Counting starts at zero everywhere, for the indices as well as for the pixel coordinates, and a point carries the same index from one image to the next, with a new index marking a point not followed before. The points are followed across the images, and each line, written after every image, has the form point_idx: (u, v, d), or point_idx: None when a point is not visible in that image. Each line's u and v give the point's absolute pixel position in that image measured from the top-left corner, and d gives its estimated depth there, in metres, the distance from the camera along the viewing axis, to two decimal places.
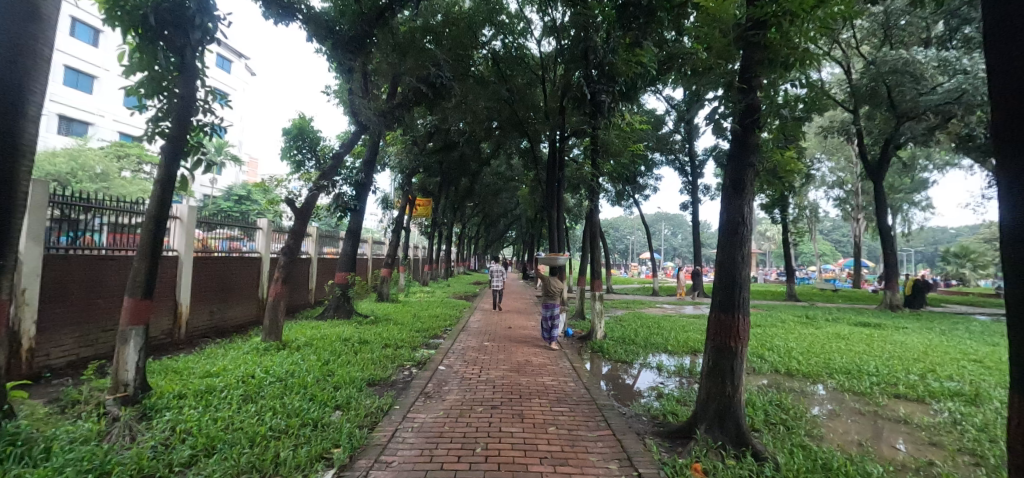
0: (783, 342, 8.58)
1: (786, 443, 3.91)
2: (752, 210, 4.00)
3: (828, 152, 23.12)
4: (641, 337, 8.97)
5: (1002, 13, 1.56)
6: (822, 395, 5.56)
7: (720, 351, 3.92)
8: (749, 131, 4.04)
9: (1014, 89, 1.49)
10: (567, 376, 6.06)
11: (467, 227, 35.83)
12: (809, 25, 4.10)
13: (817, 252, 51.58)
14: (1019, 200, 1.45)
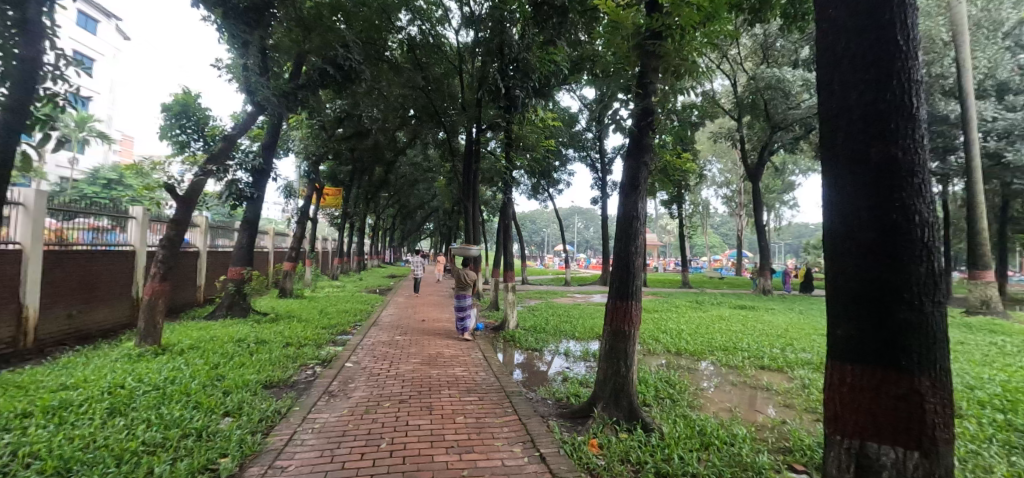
0: (675, 324, 9.48)
1: (672, 414, 4.34)
2: (645, 206, 4.34)
3: (718, 155, 25.75)
4: (551, 325, 9.35)
5: (826, 44, 1.85)
6: (705, 371, 6.25)
7: (616, 335, 4.23)
8: (645, 133, 4.37)
9: (831, 108, 1.79)
10: (478, 366, 6.15)
11: (381, 219, 34.54)
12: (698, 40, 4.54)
13: (708, 245, 57.40)
14: (831, 198, 1.74)
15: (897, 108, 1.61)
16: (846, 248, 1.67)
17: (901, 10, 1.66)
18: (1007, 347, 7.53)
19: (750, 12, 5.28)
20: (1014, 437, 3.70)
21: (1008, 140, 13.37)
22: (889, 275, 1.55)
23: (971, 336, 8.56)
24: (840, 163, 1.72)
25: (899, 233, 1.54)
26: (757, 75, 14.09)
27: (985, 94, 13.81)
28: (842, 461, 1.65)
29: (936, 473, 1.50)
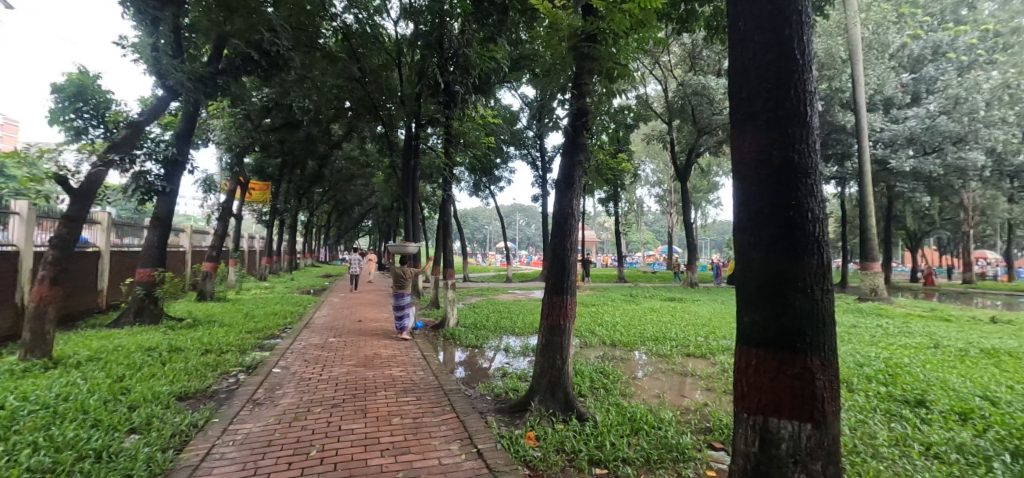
0: (611, 317, 9.86)
1: (606, 403, 4.51)
2: (580, 203, 4.47)
3: (651, 156, 27.02)
4: (492, 322, 9.39)
5: (735, 54, 1.99)
6: (637, 360, 6.56)
7: (552, 329, 4.32)
8: (579, 132, 4.49)
9: (740, 114, 1.93)
10: (416, 366, 6.05)
11: (315, 216, 32.92)
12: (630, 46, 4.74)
13: (642, 241, 60.27)
14: (741, 197, 1.87)
15: (794, 115, 1.78)
16: (751, 242, 1.82)
17: (797, 27, 1.84)
18: (891, 329, 8.56)
19: (678, 22, 5.58)
20: (893, 406, 4.23)
21: (892, 148, 15.21)
22: (787, 266, 1.71)
23: (864, 320, 9.66)
24: (745, 165, 1.87)
25: (797, 229, 1.71)
26: (686, 82, 14.95)
27: (875, 107, 15.58)
28: (748, 436, 1.81)
29: (825, 441, 1.69)
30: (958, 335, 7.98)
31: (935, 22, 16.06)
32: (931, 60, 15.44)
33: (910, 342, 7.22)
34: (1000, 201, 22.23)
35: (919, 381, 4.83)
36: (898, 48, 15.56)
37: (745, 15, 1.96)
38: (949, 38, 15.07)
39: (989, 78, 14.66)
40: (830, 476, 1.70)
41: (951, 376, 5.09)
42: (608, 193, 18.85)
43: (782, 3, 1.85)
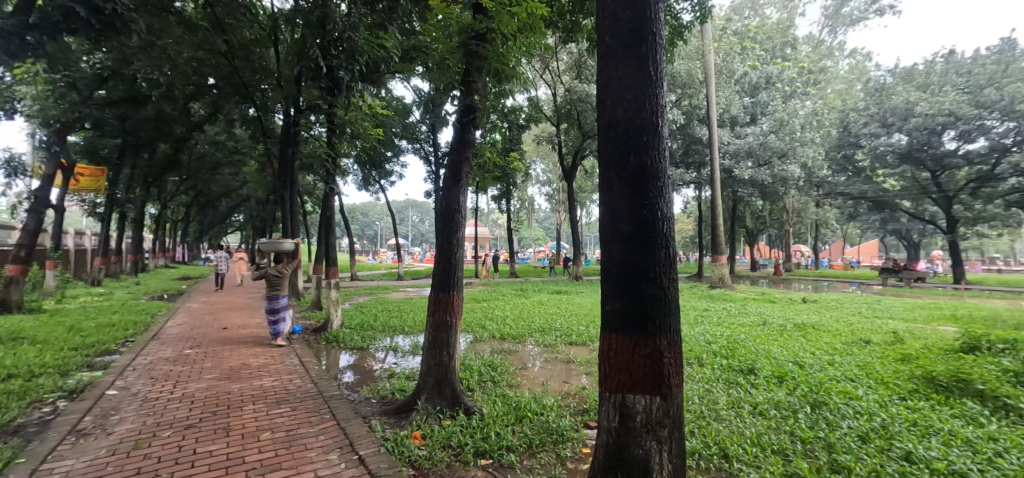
0: (501, 311, 10.09)
1: (492, 395, 4.62)
2: (467, 199, 4.48)
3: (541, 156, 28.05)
4: (379, 322, 9.02)
5: (604, 65, 2.16)
6: (524, 351, 6.82)
7: (438, 325, 4.29)
8: (467, 129, 4.49)
9: (606, 121, 2.10)
10: (292, 374, 5.58)
11: (171, 209, 28.56)
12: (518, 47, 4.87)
13: (533, 237, 62.57)
14: (607, 196, 2.04)
15: (648, 125, 2.00)
16: (612, 237, 2.01)
17: (652, 46, 2.07)
18: (734, 311, 10.03)
19: (564, 29, 5.88)
20: (731, 375, 4.97)
21: (736, 159, 17.67)
22: (642, 260, 1.92)
23: (715, 305, 11.19)
24: (608, 169, 2.06)
25: (648, 225, 1.93)
26: (572, 89, 15.81)
27: (723, 123, 18.01)
28: (610, 412, 2.01)
29: (671, 410, 1.94)
30: (781, 314, 9.64)
31: (768, 56, 19.13)
32: (765, 88, 18.23)
33: (746, 321, 8.55)
34: (810, 204, 27.30)
35: (751, 353, 5.76)
36: (741, 75, 18.05)
37: (609, 30, 2.14)
38: (777, 70, 18.07)
39: (804, 106, 17.87)
40: (676, 440, 1.95)
41: (774, 348, 6.14)
42: (501, 190, 19.21)
43: (641, 23, 2.07)
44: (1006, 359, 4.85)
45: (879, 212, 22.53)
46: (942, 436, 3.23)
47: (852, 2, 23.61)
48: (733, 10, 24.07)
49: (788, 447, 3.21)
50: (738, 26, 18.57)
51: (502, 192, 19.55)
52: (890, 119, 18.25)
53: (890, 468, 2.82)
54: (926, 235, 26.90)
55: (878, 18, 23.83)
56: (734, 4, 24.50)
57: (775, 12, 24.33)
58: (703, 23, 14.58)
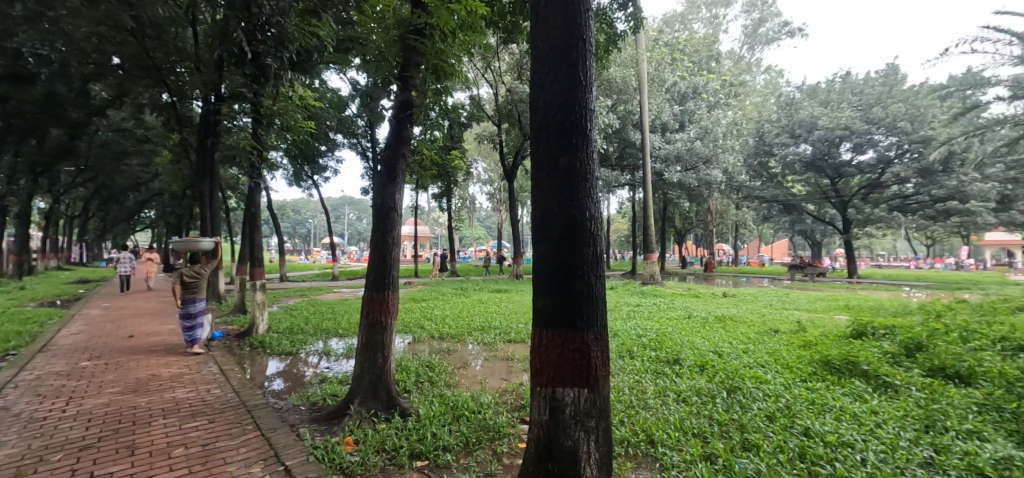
0: (440, 311, 9.95)
1: (430, 396, 4.56)
2: (403, 197, 4.37)
3: (482, 155, 28.00)
4: (311, 325, 8.60)
5: (538, 68, 2.21)
6: (463, 350, 6.79)
7: (372, 326, 4.17)
8: (404, 125, 4.37)
9: (539, 123, 2.15)
10: (211, 384, 5.18)
11: (68, 204, 25.43)
12: (459, 44, 4.82)
13: (475, 236, 62.30)
14: (539, 195, 2.09)
15: (578, 128, 2.08)
16: (542, 236, 2.07)
17: (582, 52, 2.15)
18: (664, 306, 10.57)
19: (504, 29, 5.90)
20: (658, 366, 5.26)
21: (666, 163, 18.66)
22: (571, 258, 1.99)
23: (647, 300, 11.77)
24: (540, 168, 2.11)
25: (577, 225, 2.01)
26: (513, 90, 15.90)
27: (655, 128, 18.93)
28: (541, 406, 2.06)
29: (598, 401, 2.03)
30: (704, 308, 10.34)
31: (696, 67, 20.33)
32: (692, 97, 19.18)
33: (673, 315, 9.08)
34: (731, 206, 29.44)
35: (677, 345, 6.13)
36: (671, 84, 18.93)
37: (543, 34, 2.18)
38: (704, 81, 19.03)
39: (726, 116, 19.21)
40: (603, 429, 2.05)
41: (697, 339, 6.57)
42: (441, 189, 18.97)
43: (573, 29, 2.13)
44: (887, 342, 5.53)
45: (788, 214, 24.73)
46: (835, 412, 3.62)
47: (767, 22, 25.74)
48: (665, 22, 25.40)
49: (706, 430, 3.46)
50: (669, 38, 19.60)
51: (442, 191, 19.29)
52: (798, 131, 20.10)
53: (792, 443, 3.12)
54: (826, 235, 29.95)
55: (789, 39, 26.17)
56: (665, 17, 25.85)
57: (702, 27, 25.99)
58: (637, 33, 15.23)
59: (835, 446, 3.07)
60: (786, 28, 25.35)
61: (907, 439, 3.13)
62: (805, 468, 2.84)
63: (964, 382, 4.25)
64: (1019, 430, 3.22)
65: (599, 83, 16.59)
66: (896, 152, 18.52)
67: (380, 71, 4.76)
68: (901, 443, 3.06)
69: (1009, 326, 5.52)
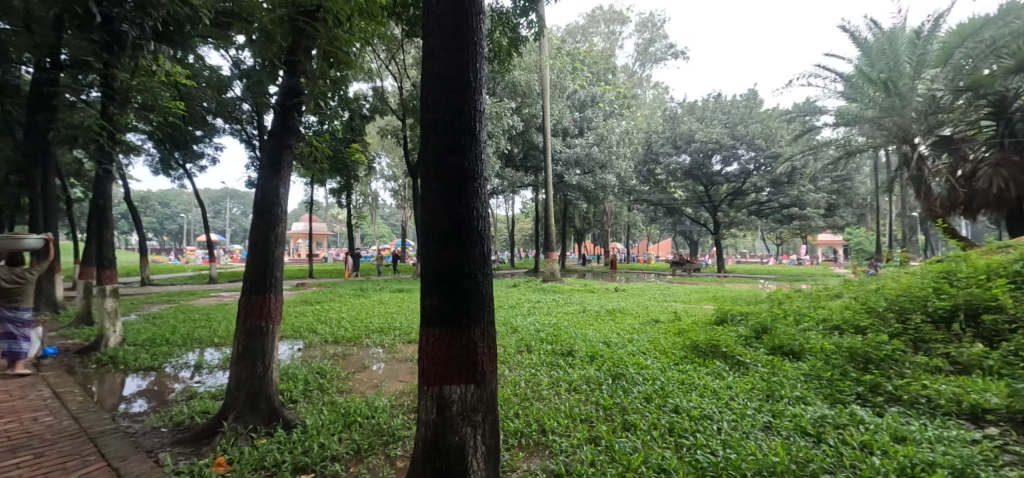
0: (335, 313, 9.37)
1: (319, 404, 4.28)
2: (289, 191, 4.01)
3: (385, 151, 26.97)
4: (178, 334, 7.57)
5: (429, 62, 2.17)
6: (359, 353, 6.47)
7: (250, 332, 3.77)
8: (290, 112, 4.02)
9: (431, 120, 2.12)
10: (42, 411, 4.34)
11: None
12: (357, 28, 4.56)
13: (378, 234, 59.82)
14: (429, 192, 2.07)
15: (467, 128, 2.10)
16: (430, 235, 2.06)
17: (473, 53, 2.17)
18: (562, 302, 11.06)
19: (407, 22, 5.72)
20: (553, 359, 5.49)
21: (566, 166, 19.55)
22: (458, 257, 2.02)
23: (547, 297, 12.21)
24: (427, 167, 2.10)
25: (462, 223, 2.04)
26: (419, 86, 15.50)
27: (557, 132, 19.71)
28: (428, 405, 2.05)
29: (484, 396, 2.08)
30: (598, 302, 11.02)
31: (594, 77, 21.58)
32: (590, 105, 20.27)
33: (570, 310, 9.55)
34: (623, 208, 31.73)
35: (571, 337, 6.46)
36: (571, 92, 19.74)
37: (434, 30, 2.16)
38: (600, 91, 20.24)
39: (619, 125, 20.63)
40: (490, 422, 2.10)
41: (590, 331, 6.99)
42: (339, 184, 17.90)
43: (463, 29, 2.14)
44: (743, 327, 6.39)
45: (670, 216, 27.30)
46: (700, 390, 4.09)
47: (656, 43, 28.24)
48: (568, 32, 26.61)
49: (593, 415, 3.71)
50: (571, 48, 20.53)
51: (340, 186, 18.19)
52: (680, 142, 22.39)
53: (663, 419, 3.47)
54: (700, 235, 33.59)
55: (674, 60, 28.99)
56: (568, 28, 27.10)
57: (600, 41, 27.66)
58: (542, 39, 15.71)
59: (698, 419, 3.48)
60: (671, 50, 28.05)
61: (754, 408, 3.65)
62: (673, 441, 3.18)
63: (798, 356, 5.06)
64: (834, 394, 3.92)
65: (504, 85, 16.81)
66: (754, 166, 21.42)
67: (266, 54, 4.33)
68: (748, 412, 3.56)
69: (830, 309, 6.70)
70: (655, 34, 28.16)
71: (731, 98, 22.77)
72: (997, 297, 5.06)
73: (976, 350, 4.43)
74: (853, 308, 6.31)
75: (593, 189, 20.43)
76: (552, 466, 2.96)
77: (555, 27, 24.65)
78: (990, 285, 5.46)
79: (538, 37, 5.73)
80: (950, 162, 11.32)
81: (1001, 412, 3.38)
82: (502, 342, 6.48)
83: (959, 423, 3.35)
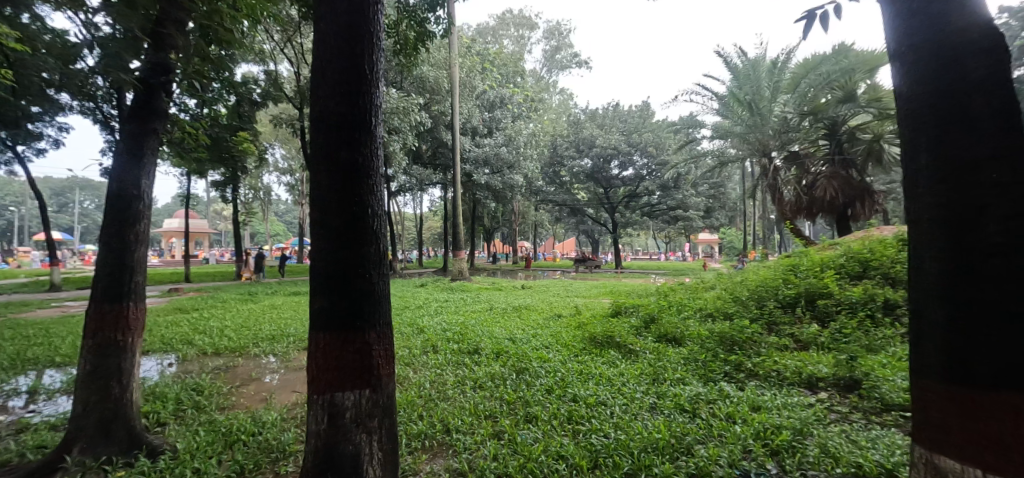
0: (217, 321, 8.42)
1: (193, 425, 3.82)
2: (153, 183, 3.51)
3: (280, 143, 24.87)
4: (5, 354, 6.27)
5: (322, 50, 2.03)
6: (245, 365, 5.88)
7: (101, 349, 3.22)
8: (155, 93, 3.51)
9: (323, 112, 2.00)
10: None
11: None
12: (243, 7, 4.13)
13: (272, 233, 55.06)
14: (323, 188, 1.96)
15: (361, 122, 2.03)
16: (320, 233, 1.97)
17: (369, 44, 2.09)
18: (469, 301, 11.05)
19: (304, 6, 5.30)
20: (459, 357, 5.49)
21: (475, 165, 19.57)
22: (350, 257, 1.95)
23: (455, 295, 12.14)
24: (318, 161, 1.98)
25: (356, 221, 1.96)
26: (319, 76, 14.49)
27: (466, 131, 19.62)
28: (319, 414, 1.95)
29: (380, 400, 2.02)
30: (505, 300, 11.19)
31: (504, 78, 21.87)
32: (499, 106, 20.49)
33: (478, 308, 9.59)
34: (530, 208, 32.62)
35: (477, 335, 6.48)
36: (481, 92, 19.79)
37: (326, 16, 2.04)
38: (509, 93, 20.54)
39: (526, 127, 21.13)
40: (387, 425, 2.05)
41: (496, 329, 7.10)
42: (224, 178, 16.13)
43: (359, 19, 2.05)
44: (634, 318, 6.93)
45: (573, 216, 28.65)
46: (596, 378, 4.36)
47: (563, 51, 29.41)
48: (478, 32, 26.65)
49: (496, 411, 3.77)
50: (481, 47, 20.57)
51: (225, 180, 16.38)
52: (582, 146, 23.66)
53: (562, 409, 3.64)
54: (600, 234, 35.71)
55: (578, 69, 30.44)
56: (479, 28, 27.16)
57: (510, 43, 28.11)
58: (452, 37, 15.52)
59: (594, 406, 3.70)
60: (576, 59, 29.40)
61: (642, 391, 3.97)
62: (570, 428, 3.35)
63: (679, 342, 5.61)
64: (707, 373, 4.41)
65: (412, 80, 16.38)
66: (647, 172, 23.34)
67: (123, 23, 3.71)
68: (637, 395, 3.87)
69: (705, 299, 7.51)
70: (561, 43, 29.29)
71: (628, 108, 24.51)
72: (829, 286, 6.09)
73: (813, 330, 5.28)
74: (725, 297, 7.13)
75: (501, 189, 20.68)
76: (455, 465, 2.96)
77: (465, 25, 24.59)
78: (823, 275, 6.56)
79: (447, 35, 5.52)
80: (797, 173, 13.34)
81: (829, 379, 4.06)
82: (407, 343, 6.31)
83: (800, 390, 3.96)
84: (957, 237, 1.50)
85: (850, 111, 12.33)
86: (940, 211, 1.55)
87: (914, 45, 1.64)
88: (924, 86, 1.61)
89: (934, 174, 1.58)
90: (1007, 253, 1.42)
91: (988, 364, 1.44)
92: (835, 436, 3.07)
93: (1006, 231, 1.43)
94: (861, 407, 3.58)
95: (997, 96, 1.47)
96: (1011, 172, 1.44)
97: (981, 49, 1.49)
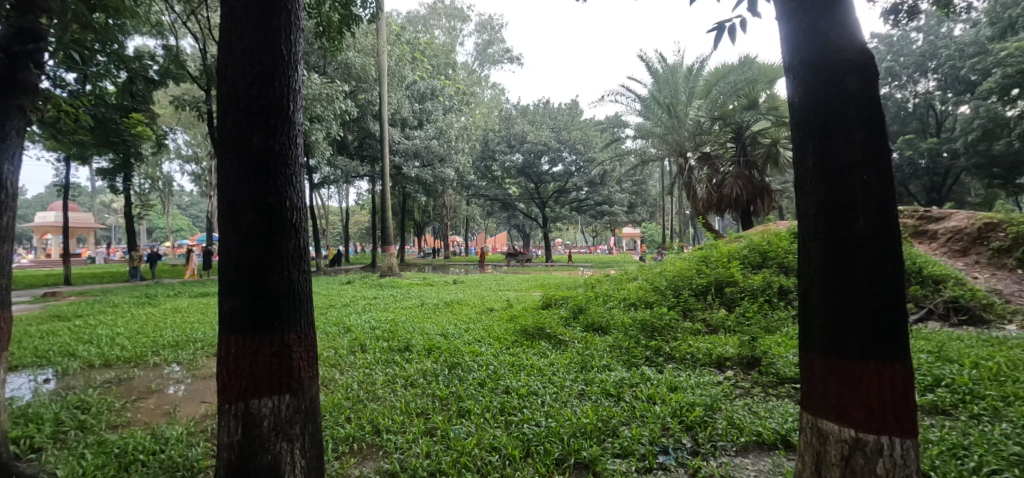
0: (108, 328, 7.48)
1: (78, 448, 3.36)
2: (14, 172, 2.99)
3: (185, 129, 22.55)
4: None
5: (230, 26, 1.85)
6: (141, 377, 5.26)
7: None
8: (17, 62, 2.99)
9: (233, 95, 1.82)
10: None
11: None
12: None
13: (175, 230, 49.75)
14: (233, 178, 1.80)
15: (277, 106, 1.87)
16: (230, 227, 1.80)
17: (287, 23, 1.93)
18: (399, 297, 10.75)
19: None
20: (390, 356, 5.32)
21: (405, 158, 18.97)
22: (262, 253, 1.80)
23: (385, 292, 11.75)
24: (227, 152, 1.81)
25: (271, 216, 1.82)
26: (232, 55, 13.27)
27: (395, 122, 18.95)
28: (231, 425, 1.79)
29: (302, 405, 1.90)
30: (437, 295, 11.00)
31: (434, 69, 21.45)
32: (429, 97, 20.03)
33: (408, 305, 9.33)
34: (461, 202, 32.35)
35: (408, 332, 6.33)
36: (411, 82, 19.24)
37: None
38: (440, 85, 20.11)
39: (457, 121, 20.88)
40: (309, 432, 1.94)
41: (427, 325, 6.95)
42: (116, 165, 14.29)
43: None
44: (564, 309, 7.13)
45: (504, 210, 28.85)
46: (527, 369, 4.42)
47: (495, 45, 29.35)
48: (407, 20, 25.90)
49: (428, 407, 3.70)
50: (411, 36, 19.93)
51: (116, 167, 14.49)
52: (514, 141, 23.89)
53: (495, 401, 3.66)
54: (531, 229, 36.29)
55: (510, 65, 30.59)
56: (408, 16, 26.39)
57: (441, 34, 27.60)
58: (381, 23, 14.87)
59: (525, 396, 3.76)
60: (507, 54, 29.51)
61: (571, 379, 4.09)
62: (503, 420, 3.37)
63: (605, 330, 5.84)
64: (630, 358, 4.63)
65: (337, 66, 15.56)
66: (575, 168, 24.11)
67: None
68: (567, 383, 3.98)
69: (628, 290, 7.89)
70: (493, 37, 29.09)
71: (557, 106, 25.10)
72: (735, 275, 6.69)
73: (721, 315, 5.75)
74: (646, 287, 7.51)
75: (432, 183, 20.26)
76: (385, 465, 2.86)
77: (394, 12, 23.78)
78: (729, 265, 7.16)
79: (374, 20, 5.26)
80: (709, 172, 14.44)
81: (734, 358, 4.45)
82: (333, 343, 6.02)
83: (710, 370, 4.30)
84: (834, 230, 1.70)
85: (752, 118, 13.48)
86: (820, 207, 1.74)
87: (802, 60, 1.82)
88: (809, 97, 1.79)
89: (818, 176, 1.76)
90: (871, 245, 1.63)
91: (856, 339, 1.64)
92: (740, 408, 3.38)
93: (871, 226, 1.64)
94: (760, 381, 3.96)
95: (866, 110, 1.67)
96: (876, 173, 1.65)
97: (855, 66, 1.69)
